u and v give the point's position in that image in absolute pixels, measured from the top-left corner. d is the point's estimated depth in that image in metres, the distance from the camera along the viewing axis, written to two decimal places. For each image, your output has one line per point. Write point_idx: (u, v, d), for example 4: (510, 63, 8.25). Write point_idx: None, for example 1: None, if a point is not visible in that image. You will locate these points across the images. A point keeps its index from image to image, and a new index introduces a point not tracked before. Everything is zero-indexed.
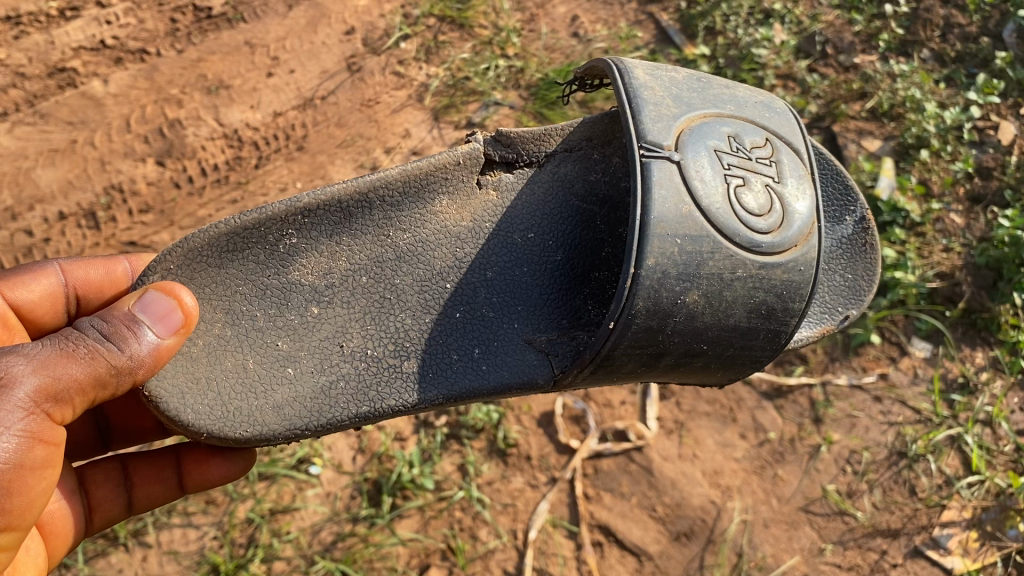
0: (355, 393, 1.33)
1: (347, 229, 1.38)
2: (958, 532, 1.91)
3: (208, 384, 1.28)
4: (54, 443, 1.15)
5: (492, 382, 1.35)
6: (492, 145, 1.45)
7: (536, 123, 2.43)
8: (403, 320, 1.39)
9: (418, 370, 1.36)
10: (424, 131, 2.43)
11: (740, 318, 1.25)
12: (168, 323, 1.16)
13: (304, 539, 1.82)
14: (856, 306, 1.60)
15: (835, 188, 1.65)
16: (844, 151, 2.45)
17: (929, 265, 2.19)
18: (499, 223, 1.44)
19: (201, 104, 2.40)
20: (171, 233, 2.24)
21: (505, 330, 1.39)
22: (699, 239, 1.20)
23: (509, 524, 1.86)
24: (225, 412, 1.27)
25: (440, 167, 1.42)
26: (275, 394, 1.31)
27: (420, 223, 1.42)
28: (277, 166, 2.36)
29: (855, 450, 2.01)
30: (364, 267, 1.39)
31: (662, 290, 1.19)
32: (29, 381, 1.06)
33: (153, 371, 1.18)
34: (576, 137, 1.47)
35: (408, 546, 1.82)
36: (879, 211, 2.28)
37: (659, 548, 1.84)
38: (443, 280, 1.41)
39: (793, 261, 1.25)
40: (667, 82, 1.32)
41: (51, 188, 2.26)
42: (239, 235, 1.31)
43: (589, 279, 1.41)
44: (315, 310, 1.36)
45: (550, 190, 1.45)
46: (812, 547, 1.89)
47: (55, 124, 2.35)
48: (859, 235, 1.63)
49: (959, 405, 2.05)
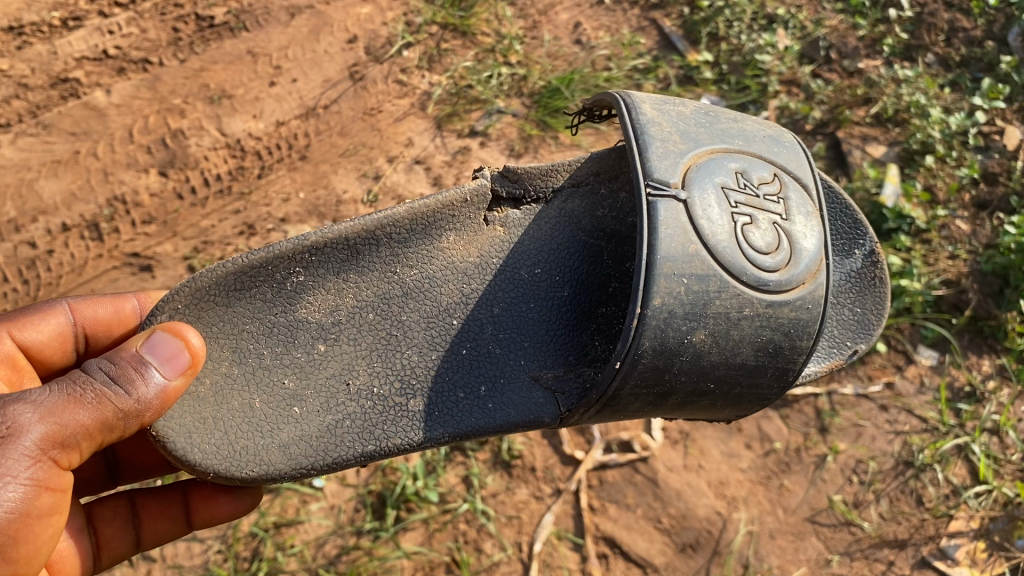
0: (360, 432, 1.34)
1: (355, 266, 1.38)
2: (966, 542, 1.90)
3: (215, 423, 1.30)
4: (60, 488, 1.16)
5: (498, 421, 1.35)
6: (499, 181, 1.46)
7: (540, 132, 2.44)
8: (410, 357, 1.39)
9: (424, 408, 1.36)
10: (427, 140, 2.42)
11: (747, 357, 1.24)
12: (174, 364, 1.17)
13: (309, 552, 1.82)
14: (865, 339, 1.58)
15: (845, 222, 1.63)
16: (848, 157, 2.43)
17: (935, 272, 2.17)
18: (506, 259, 1.44)
19: (204, 114, 2.39)
20: (174, 244, 2.24)
21: (511, 367, 1.39)
22: (706, 278, 1.19)
23: (514, 536, 1.85)
24: (231, 452, 1.29)
25: (447, 204, 1.41)
26: (281, 433, 1.32)
27: (427, 259, 1.42)
28: (280, 176, 2.36)
29: (861, 459, 2.00)
30: (371, 304, 1.39)
31: (669, 330, 1.18)
32: (35, 429, 1.08)
33: (160, 412, 1.19)
34: (583, 172, 1.48)
35: (412, 559, 1.81)
36: (884, 217, 2.28)
37: (665, 560, 1.84)
38: (450, 316, 1.41)
39: (801, 299, 1.24)
40: (674, 117, 1.32)
41: (53, 200, 2.24)
42: (246, 274, 1.32)
43: (596, 314, 1.40)
44: (322, 348, 1.37)
45: (557, 225, 1.46)
46: (819, 558, 1.88)
47: (58, 134, 2.33)
48: (868, 269, 1.62)
49: (966, 414, 2.04)
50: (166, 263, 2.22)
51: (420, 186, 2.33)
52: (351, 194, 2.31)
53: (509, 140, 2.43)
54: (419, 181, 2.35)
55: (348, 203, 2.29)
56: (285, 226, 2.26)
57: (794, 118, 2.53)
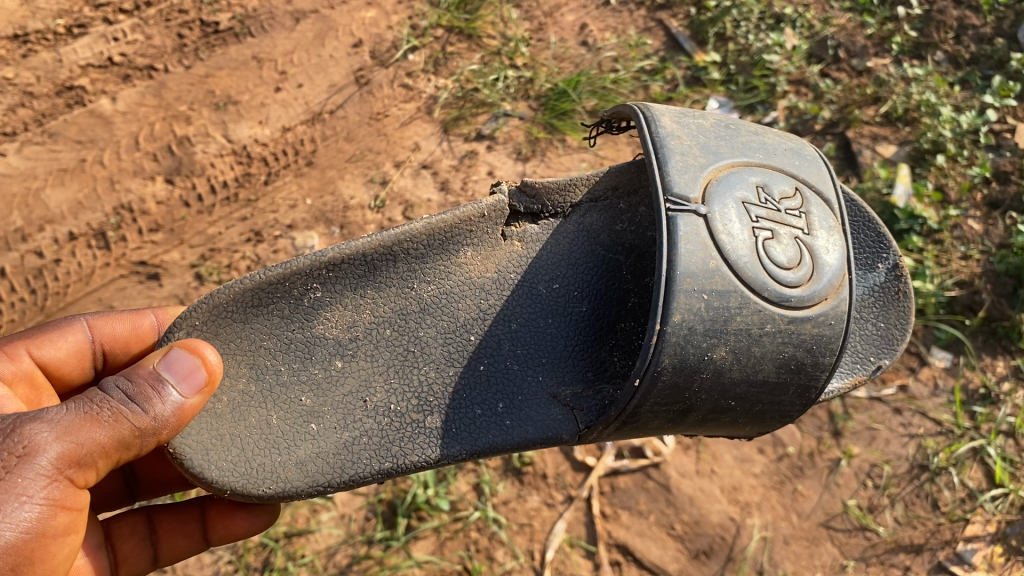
0: (378, 449, 1.34)
1: (372, 282, 1.38)
2: (983, 547, 1.88)
3: (232, 440, 1.29)
4: (78, 507, 1.14)
5: (516, 438, 1.34)
6: (516, 196, 1.44)
7: (547, 135, 2.43)
8: (428, 374, 1.38)
9: (442, 425, 1.36)
10: (433, 144, 2.41)
11: (769, 373, 1.23)
12: (191, 381, 1.16)
13: (320, 562, 1.81)
14: (888, 355, 1.56)
15: (867, 235, 1.61)
16: (858, 157, 2.41)
17: (947, 273, 2.16)
18: (523, 275, 1.43)
19: (210, 120, 2.38)
20: (181, 252, 2.24)
21: (529, 384, 1.38)
22: (726, 294, 1.18)
23: (526, 544, 1.84)
24: (248, 470, 1.28)
25: (464, 219, 1.41)
26: (298, 450, 1.31)
27: (444, 275, 1.41)
28: (287, 182, 2.35)
29: (875, 463, 1.98)
30: (388, 319, 1.39)
31: (689, 347, 1.17)
32: (52, 447, 1.07)
33: (178, 429, 1.19)
34: (601, 187, 1.46)
35: (424, 568, 1.80)
36: (895, 218, 2.25)
37: (678, 567, 1.82)
38: (467, 331, 1.41)
39: (823, 315, 1.23)
40: (694, 131, 1.30)
41: (60, 209, 2.23)
42: (264, 290, 1.31)
43: (615, 329, 1.39)
44: (339, 364, 1.36)
45: (575, 240, 1.44)
46: (834, 563, 1.86)
47: (64, 143, 2.32)
48: (892, 282, 1.59)
49: (981, 416, 2.02)
50: (174, 272, 2.22)
51: (427, 191, 2.32)
52: (358, 200, 2.30)
53: (516, 143, 2.42)
54: (426, 186, 2.33)
55: (355, 210, 2.28)
56: (292, 232, 2.26)
57: (803, 118, 2.52)
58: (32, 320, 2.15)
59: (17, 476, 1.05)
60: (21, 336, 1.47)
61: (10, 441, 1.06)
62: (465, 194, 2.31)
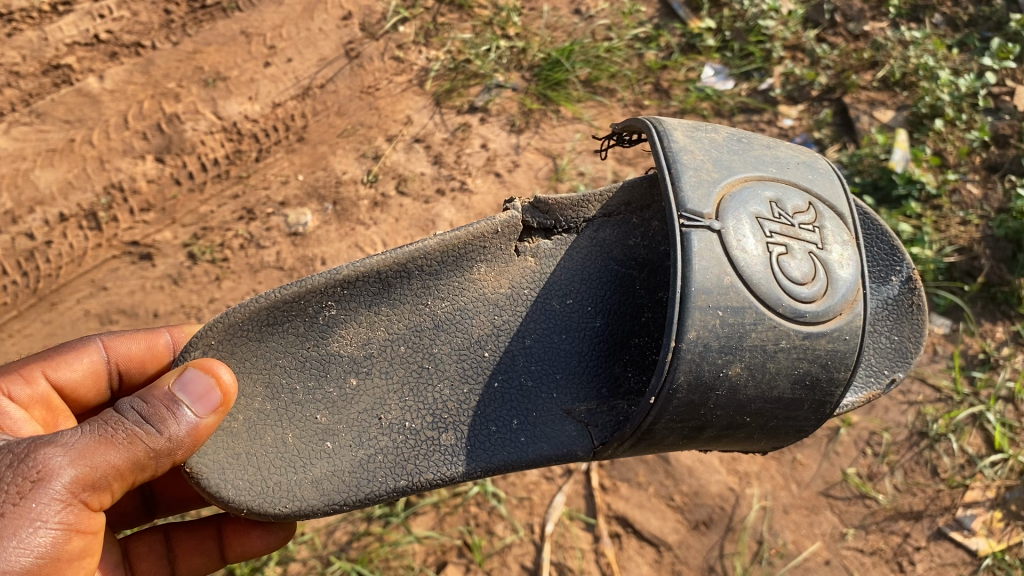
0: (393, 467, 1.32)
1: (387, 299, 1.36)
2: (983, 512, 1.87)
3: (248, 458, 1.26)
4: (93, 530, 1.13)
5: (530, 455, 1.32)
6: (530, 212, 1.41)
7: (541, 106, 2.40)
8: (443, 391, 1.36)
9: (457, 442, 1.34)
10: (426, 117, 2.38)
11: (784, 390, 1.21)
12: (207, 398, 1.14)
13: (320, 540, 1.81)
14: (903, 368, 1.51)
15: (880, 247, 1.55)
16: (856, 123, 2.37)
17: (947, 240, 2.15)
18: (537, 290, 1.41)
19: (199, 97, 2.34)
20: (173, 231, 2.22)
21: (543, 400, 1.36)
22: (741, 310, 1.16)
23: (526, 518, 1.84)
24: (264, 488, 1.26)
25: (478, 236, 1.37)
26: (313, 468, 1.29)
27: (458, 292, 1.39)
28: (277, 158, 2.32)
29: (875, 431, 1.97)
30: (403, 336, 1.37)
31: (705, 364, 1.15)
32: (66, 471, 1.06)
33: (195, 448, 1.17)
34: (615, 202, 1.43)
35: (423, 543, 1.80)
36: (893, 183, 2.22)
37: (678, 538, 1.81)
38: (481, 348, 1.39)
39: (838, 330, 1.21)
40: (707, 145, 1.28)
41: (50, 189, 2.19)
42: (279, 309, 1.28)
43: (629, 345, 1.38)
44: (353, 382, 1.35)
45: (588, 256, 1.43)
46: (834, 531, 1.85)
47: (52, 123, 2.29)
48: (906, 295, 1.54)
49: (981, 382, 2.00)
50: (166, 251, 2.19)
51: (421, 165, 2.29)
52: (350, 174, 2.28)
53: (510, 115, 2.38)
54: (419, 160, 2.30)
55: (347, 184, 2.26)
56: (285, 209, 2.22)
57: (800, 85, 2.49)
58: (24, 303, 2.13)
59: (29, 502, 1.04)
60: (37, 355, 1.44)
61: (25, 467, 1.05)
62: (458, 167, 2.28)
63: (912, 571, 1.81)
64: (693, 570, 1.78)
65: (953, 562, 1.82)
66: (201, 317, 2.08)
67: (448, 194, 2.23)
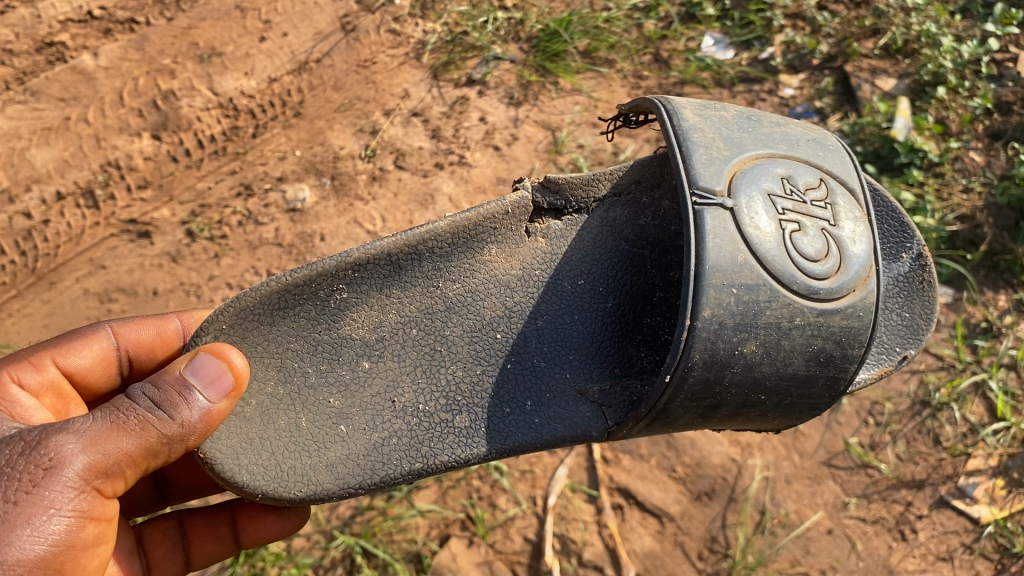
0: (408, 450, 1.28)
1: (398, 281, 1.30)
2: (985, 480, 1.87)
3: (262, 443, 1.24)
4: (109, 516, 1.12)
5: (545, 436, 1.28)
6: (540, 191, 1.36)
7: (539, 78, 2.38)
8: (455, 373, 1.32)
9: (472, 424, 1.30)
10: (423, 91, 2.36)
11: (798, 367, 1.19)
12: (219, 380, 1.12)
13: (323, 514, 1.81)
14: (914, 345, 1.48)
15: (891, 224, 1.51)
16: (857, 91, 2.34)
17: (948, 208, 2.14)
18: (549, 271, 1.36)
19: (194, 73, 2.32)
20: (171, 208, 2.20)
21: (557, 381, 1.31)
22: (755, 287, 1.15)
23: (529, 491, 1.84)
24: (279, 473, 1.23)
25: (489, 216, 1.32)
26: (328, 452, 1.26)
27: (470, 273, 1.33)
28: (275, 134, 2.31)
29: (877, 401, 1.97)
30: (415, 319, 1.32)
31: (719, 342, 1.14)
32: (78, 459, 1.04)
33: (211, 430, 1.15)
34: (625, 181, 1.36)
35: (427, 517, 1.80)
36: (896, 152, 2.21)
37: (681, 509, 1.81)
38: (494, 330, 1.34)
39: (852, 307, 1.19)
40: (716, 123, 1.27)
41: (46, 168, 2.17)
42: (290, 292, 1.24)
43: (641, 325, 1.33)
44: (366, 365, 1.30)
45: (599, 236, 1.37)
46: (836, 501, 1.84)
47: (47, 101, 2.26)
48: (917, 272, 1.50)
49: (982, 350, 2.01)
50: (164, 228, 2.18)
51: (418, 139, 2.27)
52: (348, 149, 2.26)
53: (508, 87, 2.36)
54: (417, 134, 2.28)
55: (345, 159, 2.24)
56: (283, 185, 2.21)
57: (801, 54, 2.46)
58: (23, 283, 2.12)
59: (42, 490, 1.03)
60: (46, 343, 1.43)
61: (37, 454, 1.04)
62: (457, 141, 2.26)
63: (914, 539, 1.80)
64: (695, 540, 1.78)
65: (955, 530, 1.82)
66: (201, 295, 2.06)
67: (446, 168, 2.21)
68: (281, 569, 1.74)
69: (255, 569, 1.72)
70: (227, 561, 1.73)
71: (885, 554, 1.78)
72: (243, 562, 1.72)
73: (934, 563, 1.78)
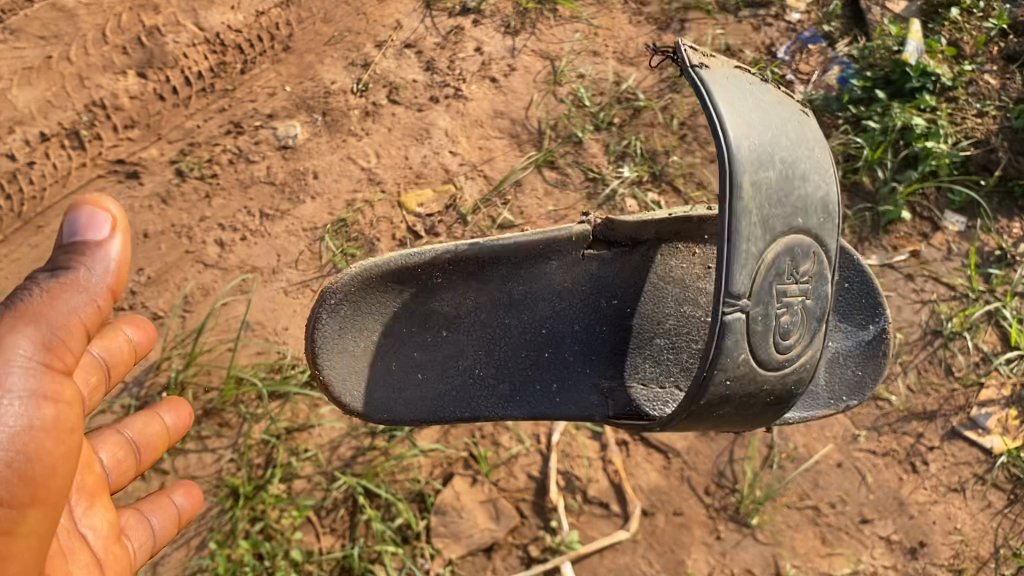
0: (464, 401, 1.47)
1: (477, 275, 1.49)
2: (997, 410, 1.84)
3: (360, 359, 1.45)
4: (70, 399, 1.12)
5: (563, 412, 1.45)
6: (601, 227, 1.48)
7: (536, 5, 2.29)
8: (508, 353, 1.50)
9: (512, 390, 1.48)
10: (415, 22, 2.28)
11: (758, 408, 1.21)
12: (102, 224, 1.11)
13: (324, 456, 1.74)
14: (857, 398, 1.58)
15: (863, 300, 1.59)
16: (868, 14, 2.28)
17: (963, 131, 2.07)
18: (591, 286, 1.52)
19: (178, 8, 2.20)
20: (160, 147, 2.09)
21: (578, 374, 1.50)
22: (750, 370, 1.13)
23: (532, 429, 1.80)
24: (364, 378, 1.44)
25: (558, 239, 1.47)
26: (405, 393, 1.46)
27: (536, 275, 1.51)
28: (264, 70, 2.22)
29: (887, 331, 1.92)
30: (486, 305, 1.50)
31: (712, 395, 1.12)
32: (19, 327, 1.04)
33: (123, 284, 1.15)
34: (666, 231, 1.47)
35: (429, 456, 1.76)
36: (907, 76, 2.09)
37: (687, 444, 1.78)
38: (544, 326, 1.52)
39: (804, 366, 1.22)
40: (756, 121, 1.14)
41: (28, 108, 2.05)
42: (397, 272, 1.44)
43: (649, 340, 1.50)
44: (444, 335, 1.49)
45: (636, 271, 1.52)
46: (846, 434, 1.80)
47: (27, 40, 2.13)
48: (879, 341, 1.60)
49: (997, 279, 1.96)
50: (153, 169, 2.06)
51: (412, 72, 2.19)
52: (339, 85, 2.18)
53: (504, 16, 2.28)
54: (410, 67, 2.20)
55: (337, 95, 2.16)
56: (273, 122, 2.12)
57: None
58: (9, 228, 1.99)
59: None
60: None
61: None
62: (452, 73, 2.19)
63: (926, 472, 1.77)
64: (702, 476, 1.75)
65: (967, 461, 1.79)
66: (192, 236, 1.96)
67: (442, 102, 2.14)
68: (282, 512, 1.67)
69: (256, 511, 1.65)
70: (225, 503, 1.66)
71: (895, 486, 1.75)
72: (244, 505, 1.65)
73: (946, 494, 1.75)
